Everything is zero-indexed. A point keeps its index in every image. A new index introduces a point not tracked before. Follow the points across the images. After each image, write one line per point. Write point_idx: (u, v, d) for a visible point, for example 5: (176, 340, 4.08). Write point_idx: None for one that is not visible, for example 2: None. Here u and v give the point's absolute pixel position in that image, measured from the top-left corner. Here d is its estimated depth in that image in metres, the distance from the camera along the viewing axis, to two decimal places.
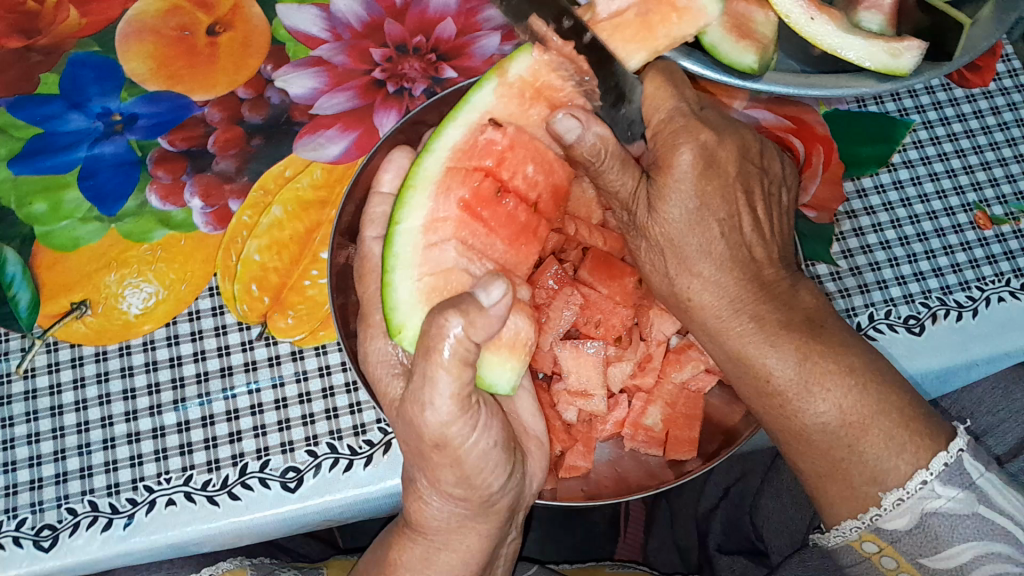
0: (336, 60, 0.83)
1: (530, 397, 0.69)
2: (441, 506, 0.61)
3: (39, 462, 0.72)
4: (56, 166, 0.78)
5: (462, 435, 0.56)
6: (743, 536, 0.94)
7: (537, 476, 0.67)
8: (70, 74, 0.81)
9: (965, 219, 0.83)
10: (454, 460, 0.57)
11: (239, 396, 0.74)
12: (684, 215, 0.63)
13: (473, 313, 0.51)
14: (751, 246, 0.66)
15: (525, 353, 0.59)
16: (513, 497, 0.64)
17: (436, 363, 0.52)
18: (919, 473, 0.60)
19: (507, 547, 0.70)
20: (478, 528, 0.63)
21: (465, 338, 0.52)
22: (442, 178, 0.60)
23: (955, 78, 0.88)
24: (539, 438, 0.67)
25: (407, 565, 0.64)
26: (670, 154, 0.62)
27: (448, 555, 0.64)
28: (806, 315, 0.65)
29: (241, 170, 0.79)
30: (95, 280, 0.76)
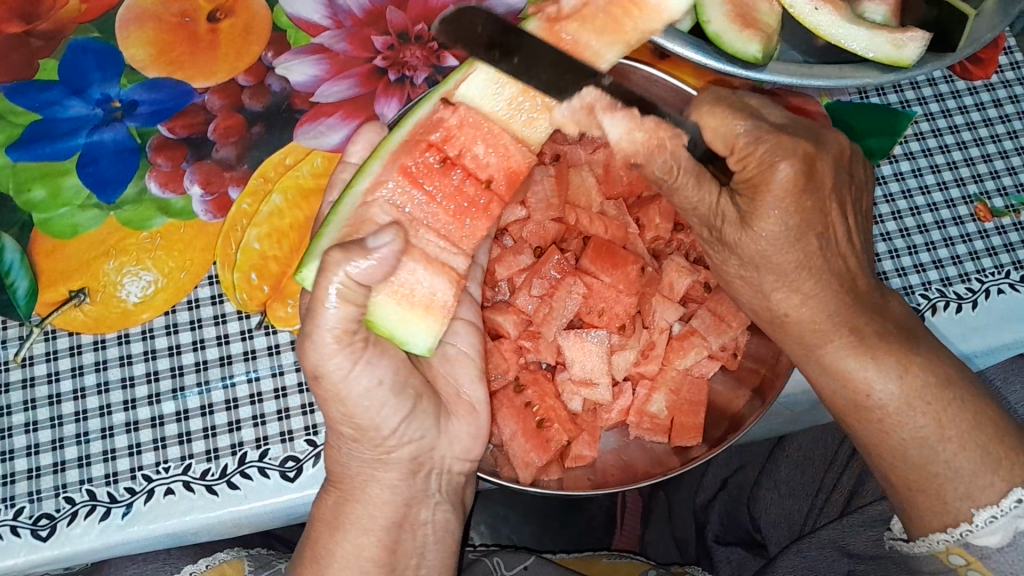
0: (338, 48, 0.82)
1: (473, 364, 0.67)
2: (348, 451, 0.62)
3: (37, 451, 0.72)
4: (55, 153, 0.78)
5: (339, 371, 0.56)
6: (742, 528, 0.93)
7: (464, 439, 0.66)
8: (70, 59, 0.80)
9: (966, 211, 0.83)
10: (337, 395, 0.57)
11: (238, 385, 0.74)
12: (777, 232, 0.61)
13: (354, 252, 0.53)
14: (848, 258, 0.64)
15: (442, 315, 0.61)
16: (418, 448, 0.63)
17: (322, 295, 0.53)
18: (1014, 490, 0.58)
19: (435, 512, 0.66)
20: (380, 477, 0.62)
21: (348, 278, 0.53)
22: (397, 149, 0.61)
23: (958, 70, 0.88)
24: (473, 404, 0.67)
25: (320, 517, 0.63)
26: (767, 171, 0.60)
27: (353, 505, 0.63)
28: (898, 324, 0.64)
29: (242, 158, 0.78)
30: (94, 268, 0.76)
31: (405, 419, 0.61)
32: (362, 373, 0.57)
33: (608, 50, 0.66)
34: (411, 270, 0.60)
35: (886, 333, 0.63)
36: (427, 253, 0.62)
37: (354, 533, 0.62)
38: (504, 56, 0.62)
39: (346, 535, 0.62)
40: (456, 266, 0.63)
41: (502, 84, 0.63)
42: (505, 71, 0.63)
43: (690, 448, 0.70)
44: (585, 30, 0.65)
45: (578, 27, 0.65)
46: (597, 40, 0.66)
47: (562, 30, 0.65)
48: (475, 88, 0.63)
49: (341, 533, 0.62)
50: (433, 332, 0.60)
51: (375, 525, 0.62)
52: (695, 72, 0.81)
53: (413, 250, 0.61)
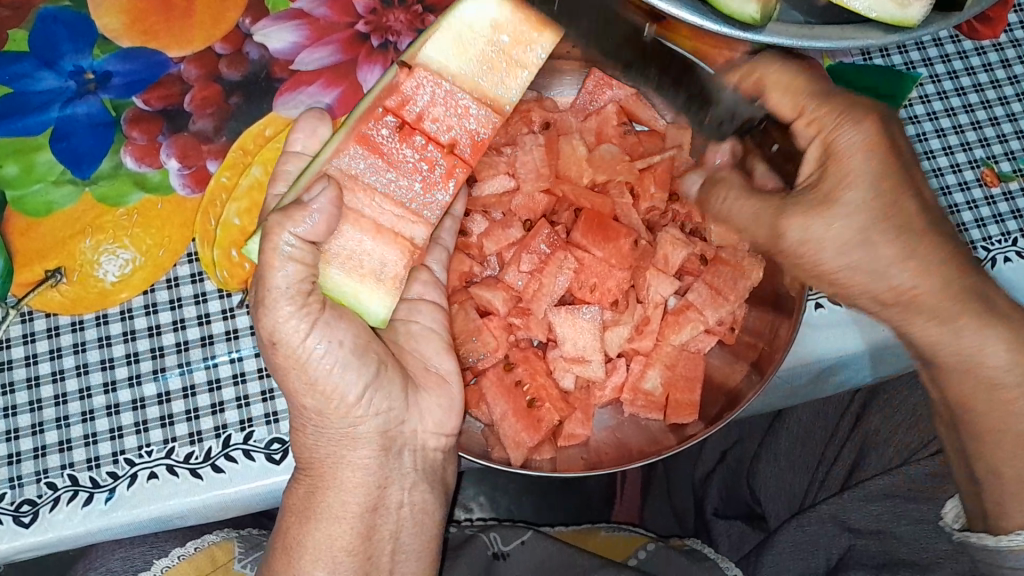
0: (318, 13, 0.79)
1: (439, 340, 0.65)
2: (311, 429, 0.58)
3: (17, 436, 0.70)
4: (27, 128, 0.75)
5: (297, 336, 0.53)
6: (742, 500, 0.91)
7: (435, 412, 0.62)
8: (40, 29, 0.77)
9: (972, 177, 0.80)
10: (297, 363, 0.54)
11: (220, 365, 0.72)
12: (871, 192, 0.56)
13: (295, 211, 0.52)
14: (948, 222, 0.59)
15: (394, 285, 0.59)
16: (385, 420, 0.59)
17: (270, 259, 0.52)
18: None
19: (412, 494, 0.61)
20: (350, 459, 0.59)
21: (293, 237, 0.52)
22: (359, 118, 0.60)
23: (965, 29, 0.84)
24: (443, 375, 0.64)
25: (291, 504, 0.59)
26: (840, 129, 0.57)
27: (324, 492, 0.59)
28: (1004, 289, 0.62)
29: (219, 130, 0.76)
30: (70, 246, 0.73)
31: (367, 386, 0.57)
32: (319, 339, 0.54)
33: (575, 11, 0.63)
34: (356, 237, 0.58)
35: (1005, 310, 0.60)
36: (378, 220, 0.59)
37: (326, 521, 0.58)
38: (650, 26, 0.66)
39: (317, 523, 0.58)
40: (416, 235, 0.60)
41: (467, 44, 0.60)
42: (468, 28, 0.60)
43: (686, 425, 0.68)
44: None
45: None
46: None
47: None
48: (440, 50, 0.60)
49: (312, 522, 0.58)
50: (381, 295, 0.58)
51: (347, 513, 0.59)
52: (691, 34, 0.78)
53: (361, 219, 0.58)
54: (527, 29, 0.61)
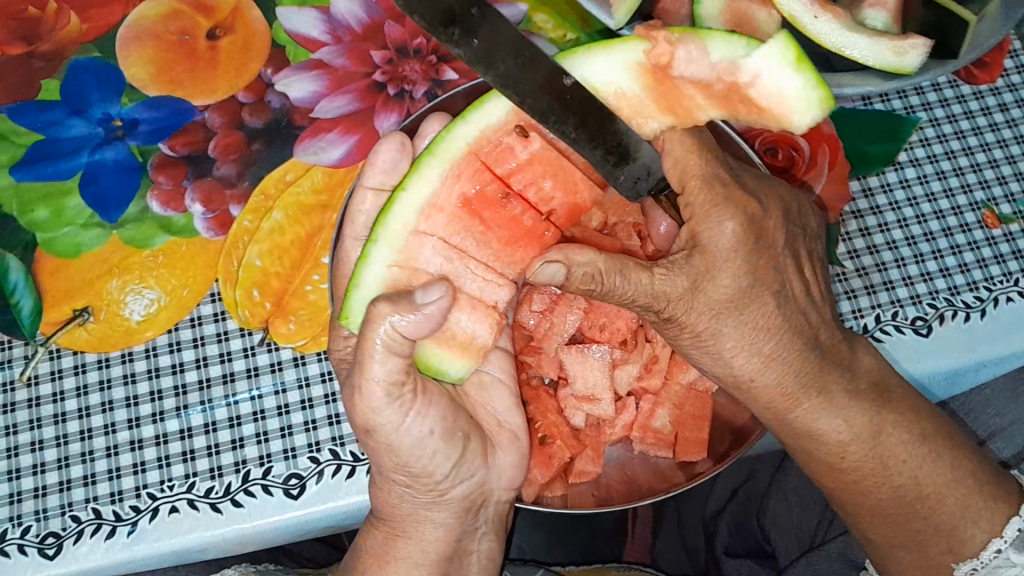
0: (337, 63, 0.82)
1: (508, 391, 0.68)
2: (398, 492, 0.63)
3: (43, 470, 0.72)
4: (57, 173, 0.78)
5: (390, 424, 0.58)
6: (752, 538, 0.94)
7: (509, 470, 0.67)
8: (72, 79, 0.80)
9: (973, 218, 0.82)
10: (389, 447, 0.59)
11: (241, 402, 0.75)
12: (737, 289, 0.62)
13: (403, 305, 0.53)
14: (806, 311, 0.65)
15: (479, 353, 0.62)
16: (468, 487, 0.64)
17: (369, 343, 0.54)
18: (992, 542, 0.65)
19: (481, 543, 0.68)
20: (431, 518, 0.64)
21: (395, 329, 0.54)
22: (461, 161, 0.61)
23: (962, 74, 0.87)
24: (515, 432, 0.68)
25: (369, 550, 0.66)
26: (715, 229, 0.60)
27: (404, 542, 0.65)
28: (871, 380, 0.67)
29: (242, 175, 0.79)
30: (97, 287, 0.76)
31: (456, 463, 0.62)
32: (411, 424, 0.58)
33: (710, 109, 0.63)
34: (452, 313, 0.61)
35: (858, 391, 0.66)
36: (471, 292, 0.62)
37: (405, 568, 0.65)
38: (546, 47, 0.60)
39: (398, 570, 0.65)
40: (499, 299, 0.62)
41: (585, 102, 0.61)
42: (593, 86, 0.61)
43: (696, 463, 0.70)
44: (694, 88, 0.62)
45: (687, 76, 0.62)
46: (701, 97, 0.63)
47: (671, 78, 0.62)
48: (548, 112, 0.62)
49: (391, 568, 0.65)
50: (465, 362, 0.61)
51: (426, 560, 0.65)
52: None
53: (455, 291, 0.61)
54: (653, 108, 0.62)
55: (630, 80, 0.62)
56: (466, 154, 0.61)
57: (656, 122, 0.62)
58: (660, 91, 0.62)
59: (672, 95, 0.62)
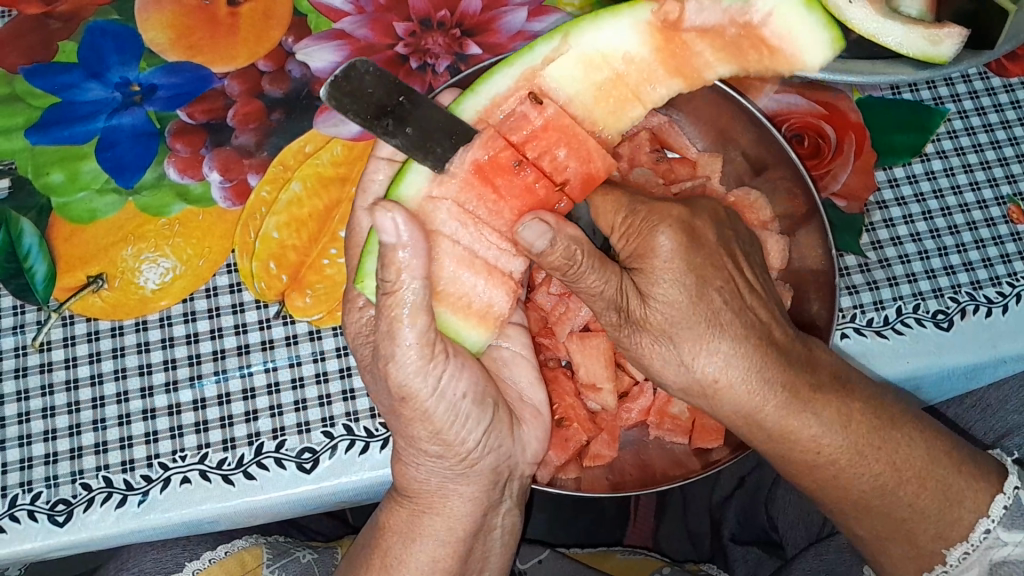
0: (359, 34, 0.80)
1: (527, 363, 0.69)
2: (426, 467, 0.61)
3: (54, 437, 0.72)
4: (73, 137, 0.77)
5: (425, 389, 0.57)
6: (759, 526, 0.93)
7: (534, 443, 0.67)
8: (90, 42, 0.79)
9: (998, 213, 0.81)
10: (422, 415, 0.58)
11: (255, 374, 0.74)
12: (682, 295, 0.59)
13: (386, 256, 0.53)
14: (754, 307, 0.61)
15: (497, 321, 0.61)
16: (497, 458, 0.63)
17: (393, 313, 0.55)
18: (980, 522, 0.61)
19: (506, 517, 0.67)
20: (461, 490, 0.63)
21: (410, 281, 0.54)
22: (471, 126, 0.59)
23: (994, 66, 0.86)
24: (537, 409, 0.68)
25: (395, 528, 0.64)
26: (647, 237, 0.60)
27: (431, 518, 0.63)
28: (832, 373, 0.63)
29: (261, 145, 0.77)
30: (112, 253, 0.75)
31: (486, 432, 0.61)
32: (445, 388, 0.57)
33: (722, 67, 0.62)
34: (468, 281, 0.60)
35: (821, 383, 0.61)
36: (486, 258, 0.61)
37: (428, 545, 0.63)
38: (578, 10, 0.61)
39: (422, 547, 0.63)
40: (514, 268, 0.61)
41: (594, 68, 0.61)
42: (601, 53, 0.61)
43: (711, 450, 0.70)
44: (703, 40, 0.62)
45: (699, 37, 0.62)
46: (711, 53, 0.62)
47: (680, 37, 0.61)
48: (565, 72, 0.61)
49: (415, 543, 0.63)
50: (483, 331, 0.61)
51: (452, 537, 0.63)
52: None
53: (475, 260, 0.60)
54: (661, 72, 0.62)
55: (639, 43, 0.61)
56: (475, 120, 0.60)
57: (663, 88, 0.62)
58: (667, 53, 0.62)
59: (679, 48, 0.62)
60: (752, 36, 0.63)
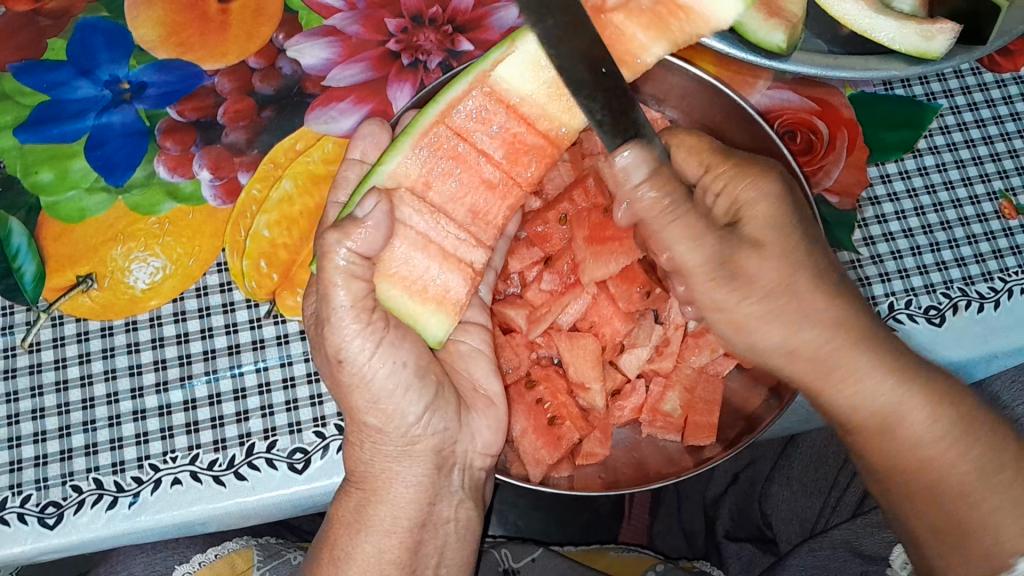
0: (350, 31, 0.80)
1: (486, 360, 0.69)
2: (371, 444, 0.62)
3: (44, 438, 0.71)
4: (62, 136, 0.77)
5: (363, 355, 0.57)
6: (753, 523, 0.92)
7: (484, 431, 0.67)
8: (79, 39, 0.78)
9: (990, 208, 0.81)
10: (361, 381, 0.59)
11: (246, 374, 0.74)
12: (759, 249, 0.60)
13: (349, 228, 0.54)
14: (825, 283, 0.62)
15: (454, 308, 0.61)
16: (441, 439, 0.64)
17: (330, 275, 0.56)
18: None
19: (458, 511, 0.66)
20: (402, 472, 0.63)
21: (353, 255, 0.55)
22: (430, 131, 0.59)
23: (986, 62, 0.85)
24: (491, 399, 0.68)
25: (342, 517, 0.64)
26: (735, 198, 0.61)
27: (378, 507, 0.63)
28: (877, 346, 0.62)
29: (252, 143, 0.77)
30: (101, 253, 0.75)
31: (428, 409, 0.62)
32: (383, 357, 0.58)
33: (656, 46, 0.64)
34: (422, 264, 0.60)
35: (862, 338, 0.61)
36: (442, 247, 0.61)
37: (374, 535, 0.63)
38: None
39: (367, 537, 0.63)
40: (474, 260, 0.62)
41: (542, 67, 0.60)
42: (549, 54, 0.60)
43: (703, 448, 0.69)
44: (631, 21, 0.64)
45: (625, 17, 0.64)
46: (642, 33, 0.64)
47: (610, 21, 0.63)
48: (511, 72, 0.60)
49: (361, 534, 0.63)
50: (441, 318, 0.61)
51: (397, 527, 0.63)
52: (717, 60, 0.79)
53: (431, 246, 0.61)
54: (599, 66, 0.62)
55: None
56: (434, 120, 0.60)
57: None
58: (604, 40, 0.63)
59: (614, 31, 0.64)
60: (668, 3, 0.65)
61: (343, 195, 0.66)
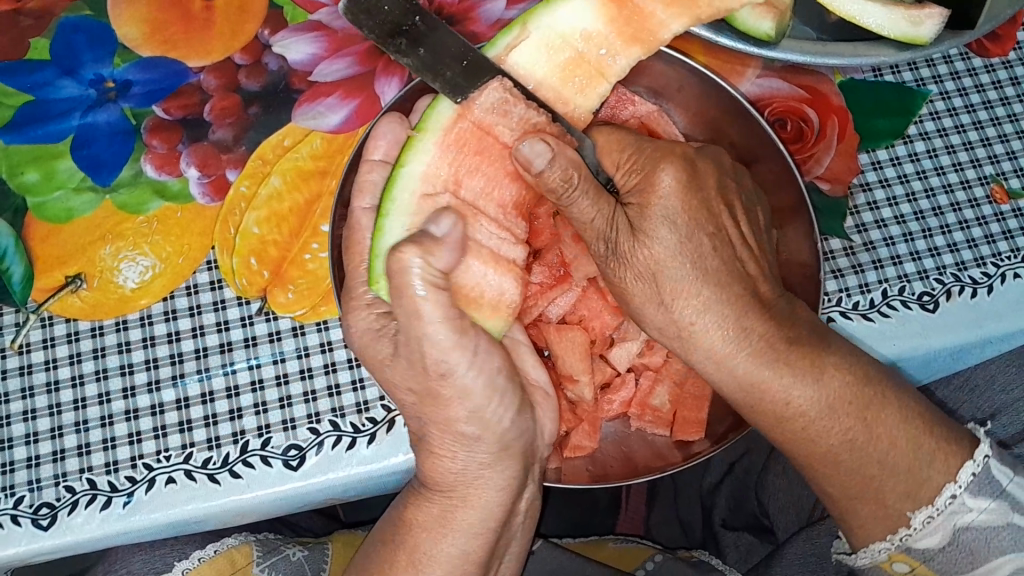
0: (336, 25, 0.79)
1: (528, 350, 0.67)
2: (462, 456, 0.61)
3: (36, 440, 0.71)
4: (47, 136, 0.76)
5: (463, 361, 0.57)
6: (750, 512, 0.92)
7: (547, 424, 0.66)
8: (62, 38, 0.78)
9: (982, 193, 0.81)
10: (460, 391, 0.58)
11: (239, 372, 0.73)
12: (672, 238, 0.60)
13: (429, 245, 0.53)
14: (743, 259, 0.63)
15: (509, 313, 0.60)
16: (526, 441, 0.63)
17: (410, 291, 0.53)
18: (947, 487, 0.59)
19: (529, 501, 0.67)
20: (491, 478, 0.62)
21: (427, 268, 0.53)
22: (452, 125, 0.60)
23: (975, 47, 0.85)
24: (545, 390, 0.67)
25: (423, 524, 0.63)
26: (652, 175, 0.61)
27: (465, 512, 0.62)
28: (811, 327, 0.62)
29: (239, 140, 0.76)
30: (90, 253, 0.74)
31: (518, 411, 0.62)
32: (479, 362, 0.58)
33: (675, 22, 0.63)
34: (478, 270, 0.60)
35: (797, 339, 0.61)
36: (491, 248, 0.61)
37: (461, 536, 0.62)
38: (410, 45, 0.58)
39: (454, 540, 0.62)
40: (516, 257, 0.62)
41: (556, 49, 0.62)
42: (560, 35, 0.62)
43: (692, 443, 0.70)
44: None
45: None
46: (663, 10, 0.63)
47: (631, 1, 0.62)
48: (529, 58, 0.62)
49: (447, 537, 0.62)
50: (499, 320, 0.61)
51: (483, 528, 0.63)
52: (704, 49, 0.79)
53: (483, 250, 0.61)
54: (618, 43, 0.63)
55: (594, 18, 0.62)
56: (453, 117, 0.60)
57: (623, 58, 0.63)
58: (623, 21, 0.63)
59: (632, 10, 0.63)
60: None
61: (370, 199, 0.64)
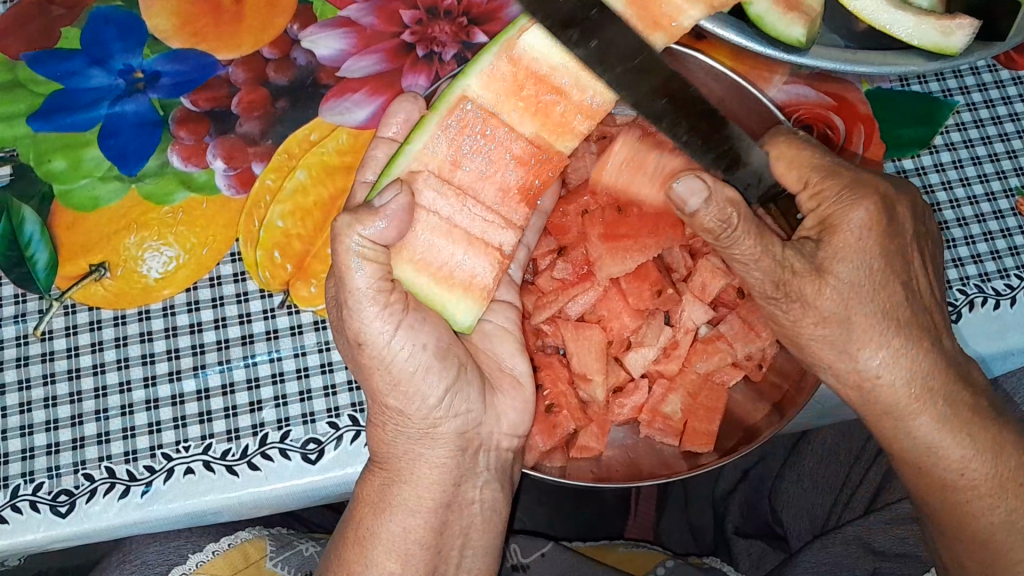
0: (366, 21, 0.79)
1: (513, 339, 0.68)
2: (393, 428, 0.62)
3: (56, 427, 0.71)
4: (75, 124, 0.76)
5: (384, 334, 0.57)
6: (762, 519, 0.92)
7: (511, 413, 0.66)
8: (93, 28, 0.78)
9: (1007, 206, 0.81)
10: (382, 363, 0.58)
11: (260, 364, 0.73)
12: (856, 274, 0.60)
13: (364, 215, 0.54)
14: (931, 312, 0.63)
15: (482, 294, 0.61)
16: (465, 422, 0.63)
17: (344, 259, 0.54)
18: None
19: (484, 492, 0.65)
20: (426, 456, 0.62)
21: (364, 241, 0.54)
22: (460, 107, 0.59)
23: (1002, 59, 0.85)
24: (516, 379, 0.67)
25: (365, 500, 0.63)
26: (845, 210, 0.60)
27: (400, 488, 0.62)
28: (989, 399, 0.63)
29: (266, 133, 0.77)
30: (115, 242, 0.74)
31: (451, 391, 0.61)
32: (404, 338, 0.57)
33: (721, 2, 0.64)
34: (447, 249, 0.60)
35: (978, 407, 0.62)
36: (466, 228, 0.61)
37: (398, 515, 0.62)
38: None
39: (393, 518, 0.62)
40: (501, 242, 0.62)
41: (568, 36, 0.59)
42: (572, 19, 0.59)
43: (701, 454, 0.69)
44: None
45: None
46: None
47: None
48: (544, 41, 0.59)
49: (386, 514, 0.62)
50: (470, 301, 0.60)
51: (421, 507, 0.62)
52: (729, 54, 0.78)
53: (454, 229, 0.60)
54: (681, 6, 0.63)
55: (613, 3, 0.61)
56: (460, 99, 0.59)
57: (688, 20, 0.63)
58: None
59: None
60: None
61: (372, 174, 0.66)
